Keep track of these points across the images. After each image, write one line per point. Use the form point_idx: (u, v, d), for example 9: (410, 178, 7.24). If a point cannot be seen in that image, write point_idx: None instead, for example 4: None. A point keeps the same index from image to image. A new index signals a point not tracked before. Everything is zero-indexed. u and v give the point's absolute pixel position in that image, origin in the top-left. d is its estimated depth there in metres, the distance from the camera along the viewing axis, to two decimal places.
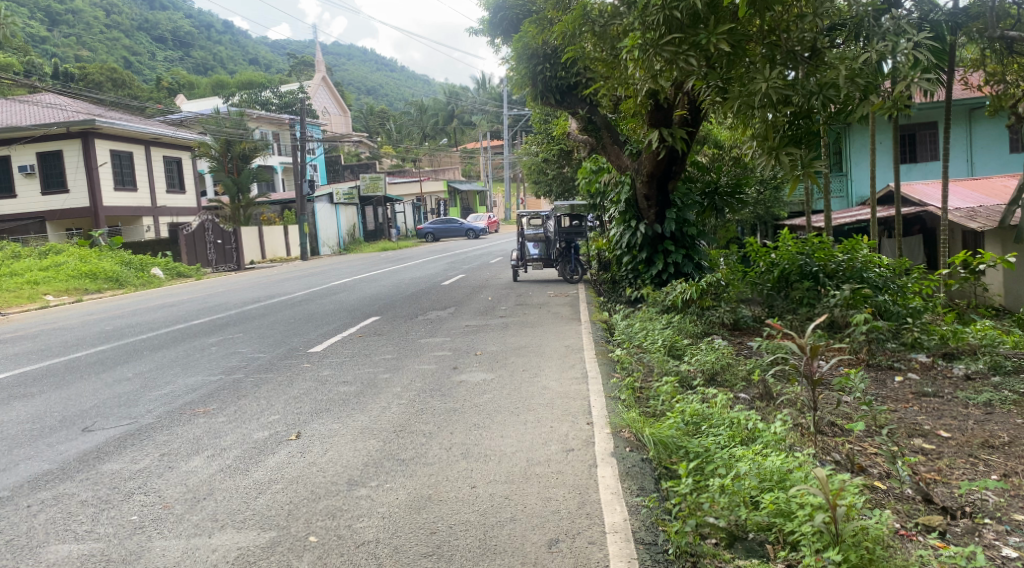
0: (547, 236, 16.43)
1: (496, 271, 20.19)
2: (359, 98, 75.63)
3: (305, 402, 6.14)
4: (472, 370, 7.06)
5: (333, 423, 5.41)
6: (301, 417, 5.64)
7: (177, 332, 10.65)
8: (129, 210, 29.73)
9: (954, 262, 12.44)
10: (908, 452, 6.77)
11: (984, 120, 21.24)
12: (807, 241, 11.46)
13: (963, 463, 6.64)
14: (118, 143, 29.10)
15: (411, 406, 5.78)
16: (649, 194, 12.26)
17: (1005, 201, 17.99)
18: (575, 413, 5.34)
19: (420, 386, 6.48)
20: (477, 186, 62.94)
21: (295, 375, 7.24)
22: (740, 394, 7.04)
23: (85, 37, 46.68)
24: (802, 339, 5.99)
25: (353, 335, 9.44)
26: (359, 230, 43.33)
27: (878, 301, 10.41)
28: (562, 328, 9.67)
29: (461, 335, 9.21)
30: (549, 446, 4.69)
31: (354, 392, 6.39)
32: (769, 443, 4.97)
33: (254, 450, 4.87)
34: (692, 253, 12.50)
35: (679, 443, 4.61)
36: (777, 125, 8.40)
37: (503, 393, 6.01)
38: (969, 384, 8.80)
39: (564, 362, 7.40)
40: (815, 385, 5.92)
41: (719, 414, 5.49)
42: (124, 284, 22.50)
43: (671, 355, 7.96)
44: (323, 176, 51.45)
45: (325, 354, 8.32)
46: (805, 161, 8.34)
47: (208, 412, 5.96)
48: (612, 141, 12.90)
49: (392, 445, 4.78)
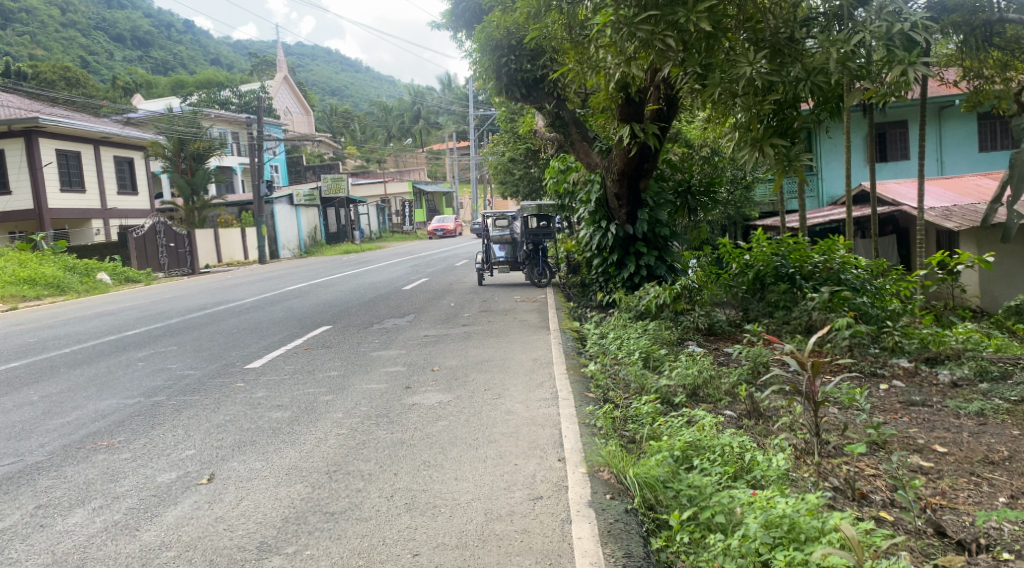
0: (513, 238, 15.58)
1: (460, 274, 19.36)
2: (324, 99, 74.39)
3: (228, 432, 5.25)
4: (428, 390, 6.20)
5: (256, 462, 4.53)
6: (221, 453, 4.76)
7: (108, 345, 9.67)
8: (76, 212, 28.33)
9: (931, 263, 11.87)
10: (908, 474, 6.07)
11: (954, 118, 20.93)
12: (782, 242, 10.69)
13: (966, 483, 5.95)
14: (64, 142, 27.74)
15: (350, 438, 4.91)
16: (620, 193, 11.40)
17: (981, 200, 17.55)
18: (544, 446, 4.53)
19: (366, 411, 5.61)
20: (443, 187, 62.03)
21: (223, 398, 6.34)
22: (725, 411, 6.37)
23: (40, 35, 45.05)
24: (802, 354, 5.22)
25: (298, 349, 8.54)
26: (321, 231, 42.13)
27: (857, 304, 9.77)
28: (530, 338, 8.86)
29: (418, 347, 8.35)
30: (513, 493, 3.88)
31: (288, 420, 5.51)
32: (775, 486, 4.21)
33: (154, 499, 4.00)
34: (665, 254, 11.81)
35: (670, 485, 3.82)
36: (762, 115, 7.61)
37: (461, 420, 5.17)
38: (958, 391, 8.19)
39: (531, 379, 6.58)
40: (816, 408, 5.14)
41: (711, 447, 4.73)
42: (66, 290, 21.23)
43: (648, 367, 7.20)
44: (284, 177, 50.11)
45: (263, 371, 7.41)
46: (792, 155, 7.56)
47: (112, 445, 5.06)
48: (581, 138, 12.26)
49: (322, 494, 3.93)
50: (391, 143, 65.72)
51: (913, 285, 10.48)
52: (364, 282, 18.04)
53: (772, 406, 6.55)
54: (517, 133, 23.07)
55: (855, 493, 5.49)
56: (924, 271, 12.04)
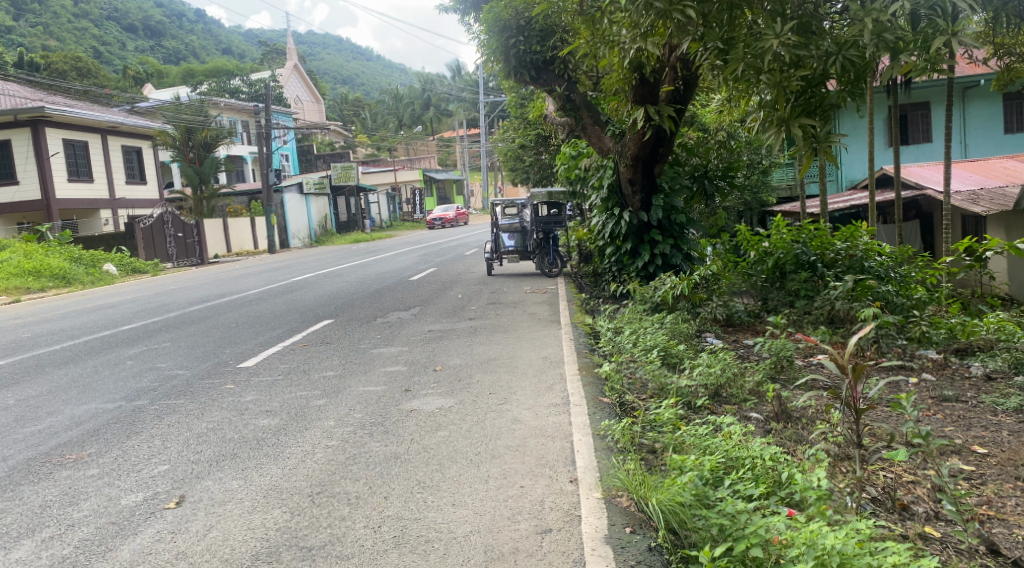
0: (523, 226, 15.02)
1: (471, 264, 18.89)
2: (335, 87, 73.95)
3: (208, 444, 4.79)
4: (428, 393, 5.72)
5: (233, 481, 4.07)
6: (198, 469, 4.31)
7: (104, 340, 9.29)
8: (83, 203, 28.01)
9: (959, 249, 11.25)
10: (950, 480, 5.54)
11: (978, 99, 20.15)
12: (802, 228, 10.10)
13: (1011, 490, 5.41)
14: (71, 131, 27.43)
15: (339, 452, 4.44)
16: (633, 178, 10.89)
17: (1008, 183, 16.90)
18: (554, 464, 4.04)
19: (359, 418, 5.12)
20: (454, 174, 61.57)
21: (210, 402, 5.89)
22: (750, 413, 5.88)
23: (52, 26, 44.78)
24: (841, 356, 4.66)
25: (295, 345, 8.08)
26: (332, 221, 41.77)
27: (882, 293, 9.15)
28: (540, 334, 8.36)
29: (421, 343, 7.87)
30: (517, 524, 3.41)
31: (274, 428, 5.05)
32: (820, 519, 3.71)
33: (113, 527, 3.56)
34: (681, 242, 11.25)
35: (698, 513, 3.34)
36: (789, 92, 7.02)
37: (462, 430, 4.68)
38: (992, 385, 7.64)
39: (541, 381, 6.09)
40: (859, 416, 4.59)
41: (741, 471, 4.22)
42: (71, 282, 20.90)
43: (667, 365, 6.73)
44: (295, 165, 49.75)
45: (256, 371, 6.97)
46: (822, 135, 6.99)
47: (81, 459, 4.62)
48: (593, 121, 11.57)
49: (300, 523, 3.47)
50: (402, 130, 65.29)
51: (941, 273, 9.95)
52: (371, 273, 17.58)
53: (800, 407, 6.08)
54: (527, 118, 22.53)
55: (895, 505, 4.98)
56: (951, 258, 11.44)
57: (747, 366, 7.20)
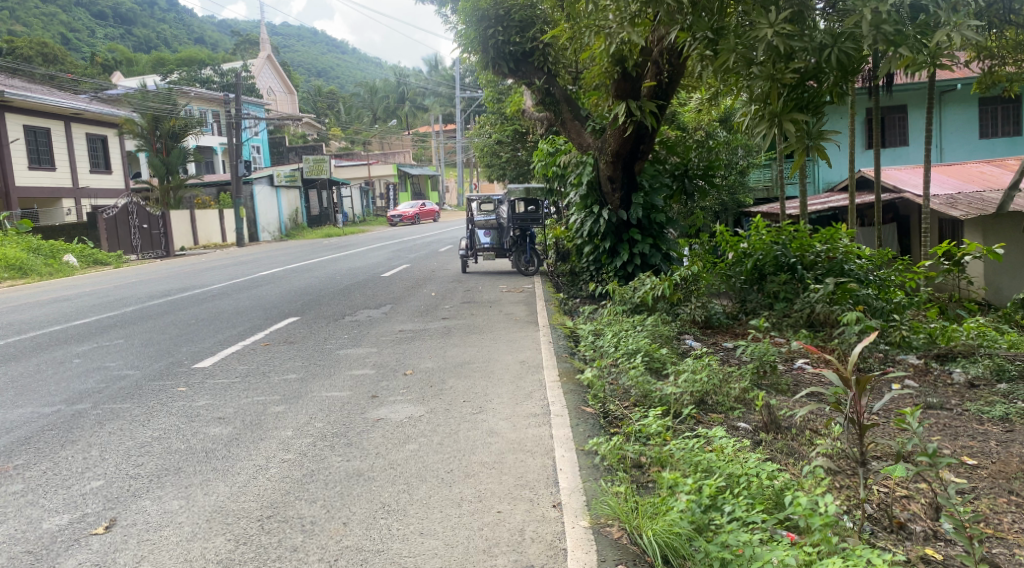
0: (500, 223, 14.58)
1: (444, 261, 18.42)
2: (309, 80, 72.94)
3: (150, 456, 4.31)
4: (396, 400, 5.29)
5: (173, 502, 3.60)
6: (137, 485, 3.85)
7: (52, 336, 8.71)
8: (45, 191, 27.07)
9: (937, 252, 10.99)
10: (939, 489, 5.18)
11: (955, 103, 20.08)
12: (781, 230, 9.75)
13: (1007, 505, 5.08)
14: (32, 117, 26.47)
15: (295, 467, 4.00)
16: (613, 175, 10.54)
17: (985, 188, 16.78)
18: (533, 484, 3.65)
19: (320, 428, 4.68)
20: (429, 169, 61.03)
21: (158, 408, 5.40)
22: (738, 423, 5.53)
23: (19, 11, 43.52)
24: (844, 368, 4.27)
25: (256, 345, 7.60)
26: (303, 214, 41.03)
27: (863, 296, 8.84)
28: (517, 335, 7.95)
29: (390, 345, 7.42)
30: (493, 558, 3.01)
31: (226, 439, 4.59)
32: (826, 553, 3.36)
33: (27, 558, 3.09)
34: (660, 242, 10.89)
35: (700, 546, 2.96)
36: (782, 87, 6.66)
37: (433, 444, 4.26)
38: (976, 392, 7.36)
39: (518, 388, 5.69)
40: (863, 433, 4.19)
41: (737, 494, 3.85)
42: (28, 273, 20.09)
43: (652, 371, 6.38)
44: (267, 157, 48.86)
45: (212, 373, 6.48)
46: (814, 132, 6.68)
47: (5, 473, 4.12)
48: (573, 116, 11.12)
49: (245, 555, 3.04)
50: (376, 124, 64.53)
51: (922, 277, 9.62)
52: (342, 268, 17.05)
53: (789, 418, 5.73)
54: (505, 114, 22.14)
55: (891, 523, 4.57)
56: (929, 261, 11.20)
57: (729, 370, 6.85)
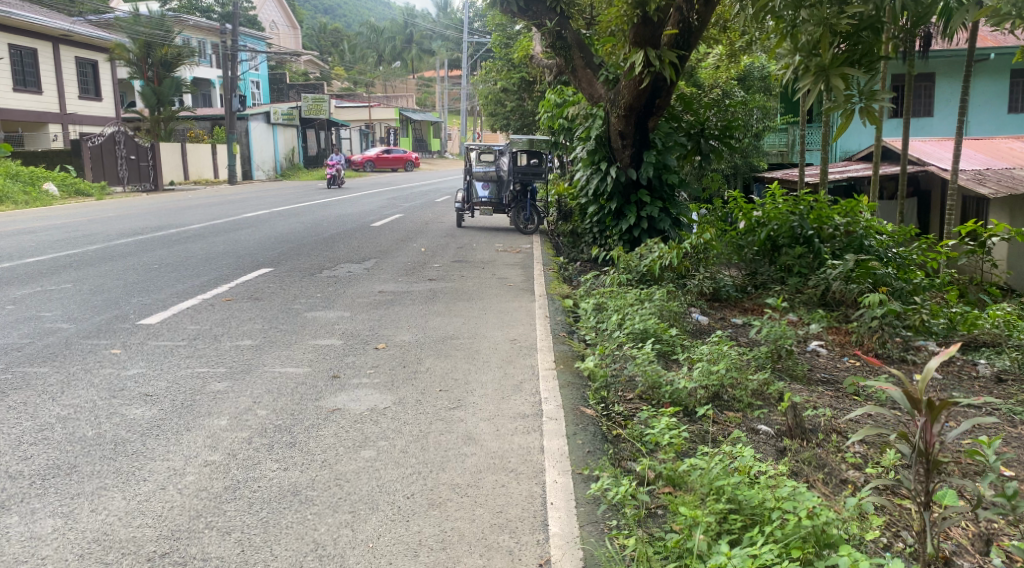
0: (499, 176, 13.68)
1: (440, 213, 17.41)
2: (314, 16, 70.82)
3: (44, 447, 3.46)
4: (361, 384, 4.45)
5: (46, 521, 2.77)
6: (11, 491, 3.01)
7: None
8: (31, 114, 25.88)
9: (961, 232, 9.96)
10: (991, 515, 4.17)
11: (984, 75, 18.94)
12: (800, 199, 8.79)
13: None
14: (18, 36, 25.12)
15: (218, 475, 3.17)
16: (624, 131, 9.51)
17: (1014, 165, 15.82)
18: (512, 525, 2.84)
19: (263, 418, 3.85)
20: (432, 116, 59.40)
21: (79, 376, 4.55)
22: (758, 426, 4.60)
23: None
24: (912, 385, 3.07)
25: (215, 301, 6.75)
26: (299, 154, 39.75)
27: (884, 276, 7.79)
28: (509, 306, 7.09)
29: (367, 309, 6.56)
30: None
31: (147, 424, 3.77)
32: None
33: None
34: (670, 206, 9.96)
35: None
36: (834, 33, 5.61)
37: (396, 451, 3.43)
38: (1005, 389, 6.38)
39: (504, 376, 4.86)
40: (932, 473, 3.05)
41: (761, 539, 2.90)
42: (5, 200, 19.08)
43: (661, 355, 5.58)
44: (266, 94, 47.43)
45: (157, 333, 5.62)
46: (866, 90, 5.59)
47: None
48: (584, 64, 10.07)
49: None
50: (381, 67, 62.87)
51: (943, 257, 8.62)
52: (331, 214, 16.11)
53: (814, 419, 4.82)
54: (511, 60, 21.00)
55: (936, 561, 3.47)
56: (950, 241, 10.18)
57: (738, 352, 5.97)
